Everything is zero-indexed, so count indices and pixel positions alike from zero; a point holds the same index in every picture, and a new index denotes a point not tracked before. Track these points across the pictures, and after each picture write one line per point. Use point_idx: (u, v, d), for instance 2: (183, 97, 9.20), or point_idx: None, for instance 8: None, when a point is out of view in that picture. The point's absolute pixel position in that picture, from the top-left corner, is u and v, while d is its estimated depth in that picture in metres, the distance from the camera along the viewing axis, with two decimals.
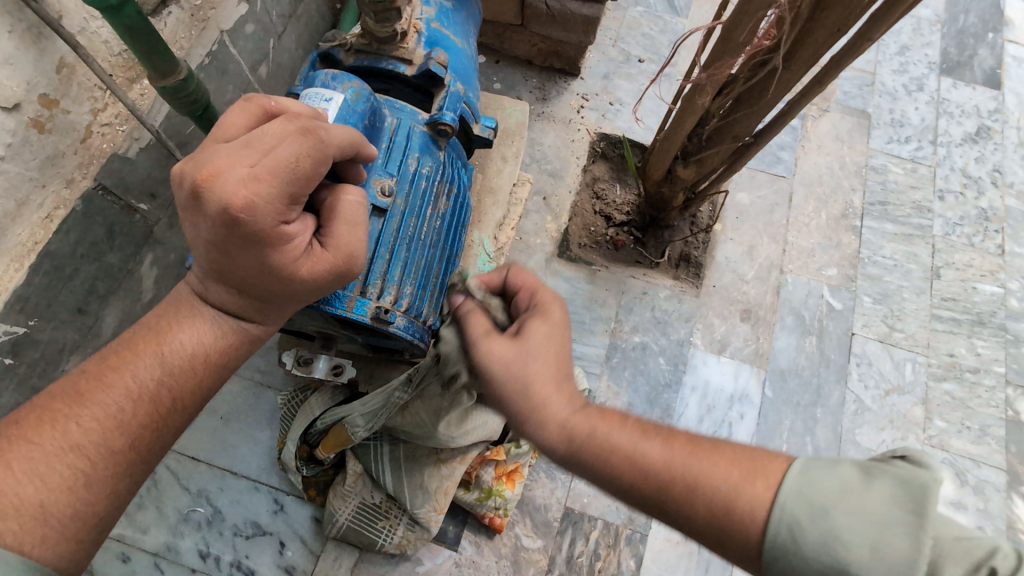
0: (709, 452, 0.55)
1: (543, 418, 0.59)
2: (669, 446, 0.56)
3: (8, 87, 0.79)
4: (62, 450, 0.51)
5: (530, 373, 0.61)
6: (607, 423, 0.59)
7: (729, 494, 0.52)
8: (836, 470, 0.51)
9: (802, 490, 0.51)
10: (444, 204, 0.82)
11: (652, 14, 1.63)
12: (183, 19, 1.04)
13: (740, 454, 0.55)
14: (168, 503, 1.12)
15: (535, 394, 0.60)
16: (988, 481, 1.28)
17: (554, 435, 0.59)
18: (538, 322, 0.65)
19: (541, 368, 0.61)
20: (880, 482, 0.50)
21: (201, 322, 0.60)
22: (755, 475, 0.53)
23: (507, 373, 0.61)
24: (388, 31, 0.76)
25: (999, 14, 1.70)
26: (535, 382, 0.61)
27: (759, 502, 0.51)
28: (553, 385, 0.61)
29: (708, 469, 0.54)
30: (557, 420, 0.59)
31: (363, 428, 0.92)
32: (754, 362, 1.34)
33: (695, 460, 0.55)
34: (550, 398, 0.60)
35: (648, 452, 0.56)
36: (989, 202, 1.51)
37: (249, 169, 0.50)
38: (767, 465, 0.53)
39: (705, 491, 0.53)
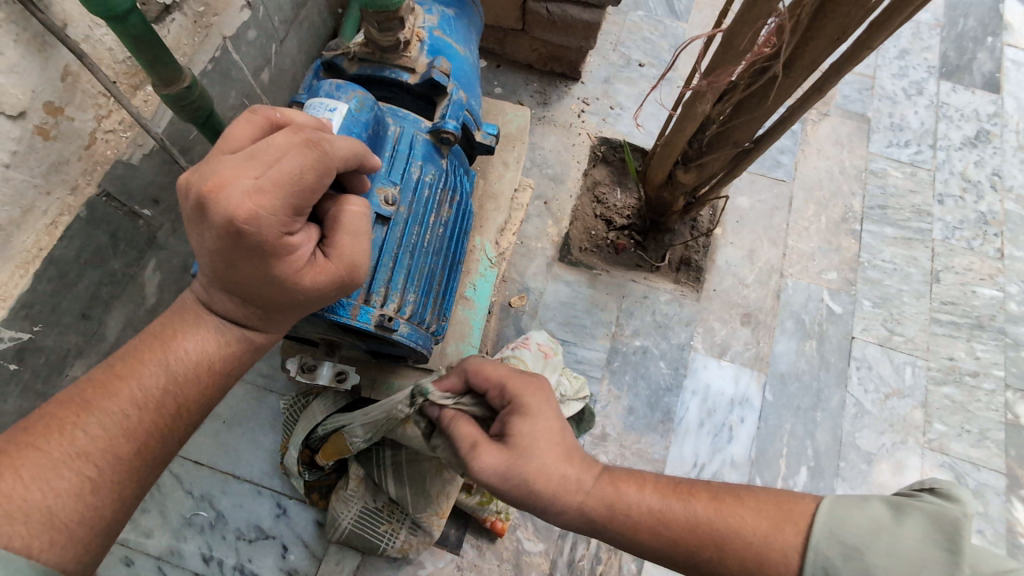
0: (732, 506, 0.60)
1: (564, 504, 0.65)
2: (689, 508, 0.62)
3: (13, 96, 0.80)
4: (69, 457, 0.52)
5: (541, 463, 0.66)
6: (625, 492, 0.65)
7: (760, 547, 0.57)
8: (866, 508, 0.56)
9: (833, 531, 0.56)
10: (446, 212, 0.83)
11: (652, 19, 1.64)
12: (186, 25, 1.04)
13: (760, 504, 0.60)
14: (171, 507, 1.13)
15: (552, 481, 0.65)
16: (988, 485, 1.28)
17: (579, 516, 0.65)
18: (520, 419, 0.69)
19: (552, 451, 0.67)
20: (912, 519, 0.54)
21: (206, 330, 0.60)
22: (782, 521, 0.58)
23: (514, 476, 0.66)
24: (391, 40, 0.77)
25: (999, 18, 1.71)
26: (546, 473, 0.65)
27: (791, 547, 0.57)
28: (570, 470, 0.66)
29: (732, 525, 0.59)
30: (579, 504, 0.65)
31: (362, 438, 0.93)
32: (754, 366, 1.34)
33: (719, 517, 0.60)
34: (572, 484, 0.65)
35: (669, 518, 0.62)
36: (989, 206, 1.52)
37: (254, 181, 0.51)
38: (794, 511, 0.59)
39: (734, 547, 0.58)
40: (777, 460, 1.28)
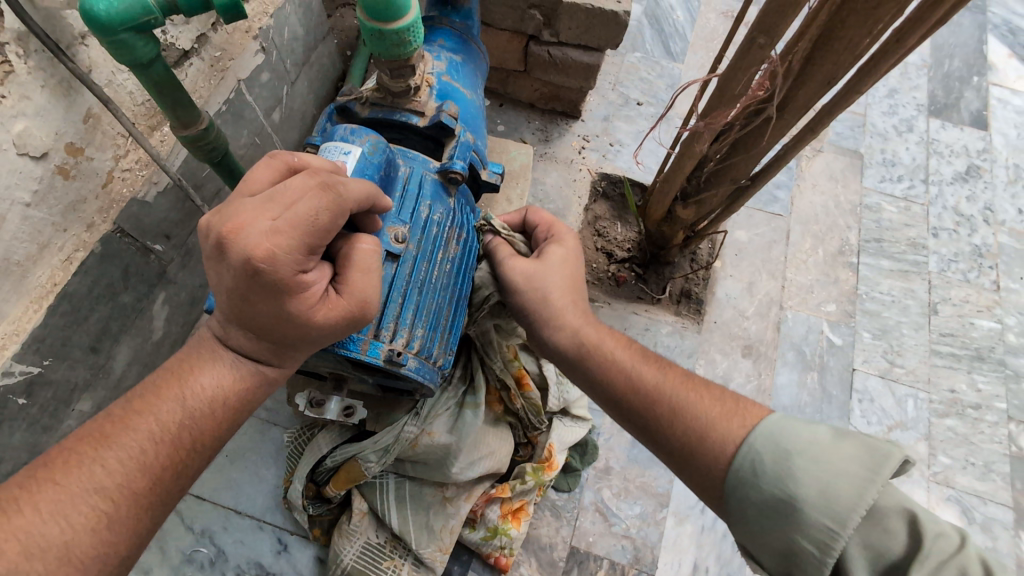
0: (698, 391, 0.69)
1: (562, 324, 0.80)
2: (662, 373, 0.72)
3: (37, 138, 0.83)
4: (86, 492, 0.53)
5: (552, 286, 0.81)
6: (613, 341, 0.77)
7: (705, 424, 0.65)
8: (812, 428, 0.60)
9: (773, 435, 0.60)
10: (455, 248, 0.85)
11: (650, 60, 1.70)
12: (203, 70, 1.08)
13: (726, 399, 0.67)
14: (171, 543, 1.11)
15: (555, 304, 0.80)
16: (996, 519, 1.27)
17: (568, 338, 0.79)
18: (557, 248, 0.85)
19: (561, 287, 0.82)
20: (849, 443, 0.57)
21: (222, 365, 0.61)
22: (733, 415, 0.65)
23: (528, 284, 0.82)
24: (402, 86, 0.81)
25: (984, 59, 1.77)
26: (552, 294, 0.81)
27: (730, 435, 0.63)
28: (568, 300, 0.81)
29: (692, 400, 0.68)
30: (572, 330, 0.79)
31: (376, 464, 0.97)
32: (757, 399, 1.35)
33: (684, 392, 0.69)
34: (565, 312, 0.80)
35: (645, 374, 0.72)
36: (983, 239, 1.55)
37: (271, 222, 0.52)
38: (745, 412, 0.65)
39: (684, 414, 0.67)
40: None
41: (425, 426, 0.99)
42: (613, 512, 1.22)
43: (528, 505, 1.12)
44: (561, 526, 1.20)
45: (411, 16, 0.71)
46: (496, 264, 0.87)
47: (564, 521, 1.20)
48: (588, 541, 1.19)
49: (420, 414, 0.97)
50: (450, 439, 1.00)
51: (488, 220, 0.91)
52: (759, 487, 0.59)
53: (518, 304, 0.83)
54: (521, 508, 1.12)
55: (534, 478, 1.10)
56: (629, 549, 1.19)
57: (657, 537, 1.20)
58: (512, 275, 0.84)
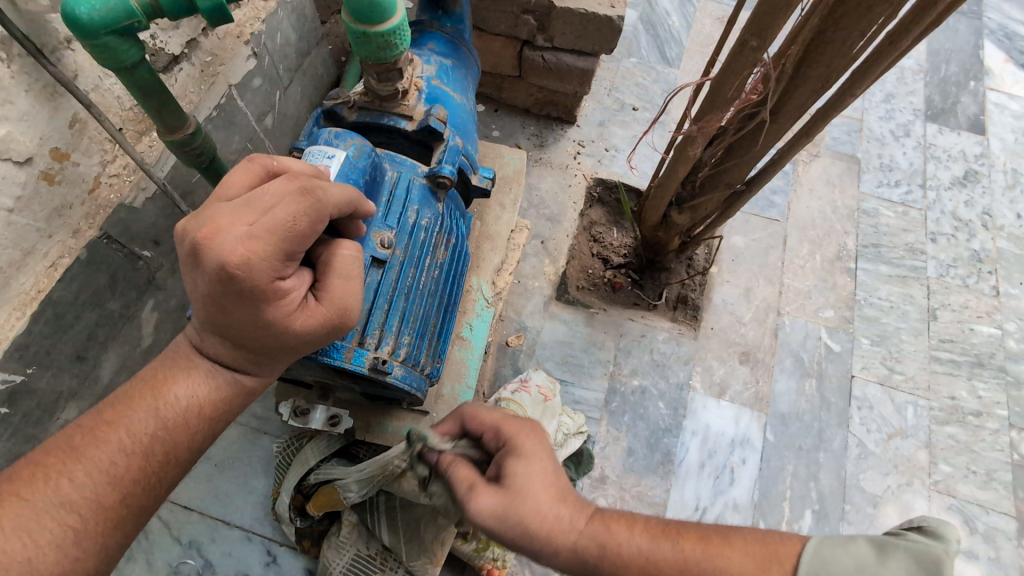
0: (719, 547, 0.57)
1: (557, 545, 0.61)
2: (677, 545, 0.58)
3: (21, 142, 0.81)
4: (52, 506, 0.51)
5: (536, 497, 0.63)
6: (616, 530, 0.61)
7: None
8: (851, 548, 0.53)
9: (822, 573, 0.53)
10: (442, 254, 0.84)
11: (645, 65, 1.70)
12: (193, 74, 1.07)
13: (747, 543, 0.57)
14: (159, 555, 1.09)
15: (540, 528, 0.61)
16: (998, 529, 1.25)
17: (569, 557, 0.61)
18: (517, 459, 0.66)
19: (546, 493, 0.63)
20: (895, 561, 0.52)
21: (198, 375, 0.59)
22: (768, 564, 0.55)
23: (506, 521, 0.62)
24: (390, 89, 0.81)
25: (980, 63, 1.77)
26: (536, 515, 0.62)
27: None
28: (555, 513, 0.62)
29: (721, 566, 0.56)
30: (569, 546, 0.61)
31: (356, 493, 0.94)
32: (755, 406, 1.33)
33: (706, 556, 0.57)
34: (556, 526, 0.62)
35: (661, 555, 0.58)
36: (982, 244, 1.53)
37: (247, 228, 0.51)
38: (778, 552, 0.55)
39: None
40: (780, 502, 1.25)
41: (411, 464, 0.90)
42: None
43: None
44: None
45: (397, 18, 0.71)
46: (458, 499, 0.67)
47: None
48: None
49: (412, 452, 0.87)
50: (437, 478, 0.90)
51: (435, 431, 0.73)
52: None
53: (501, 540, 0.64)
54: None
55: None
56: None
57: None
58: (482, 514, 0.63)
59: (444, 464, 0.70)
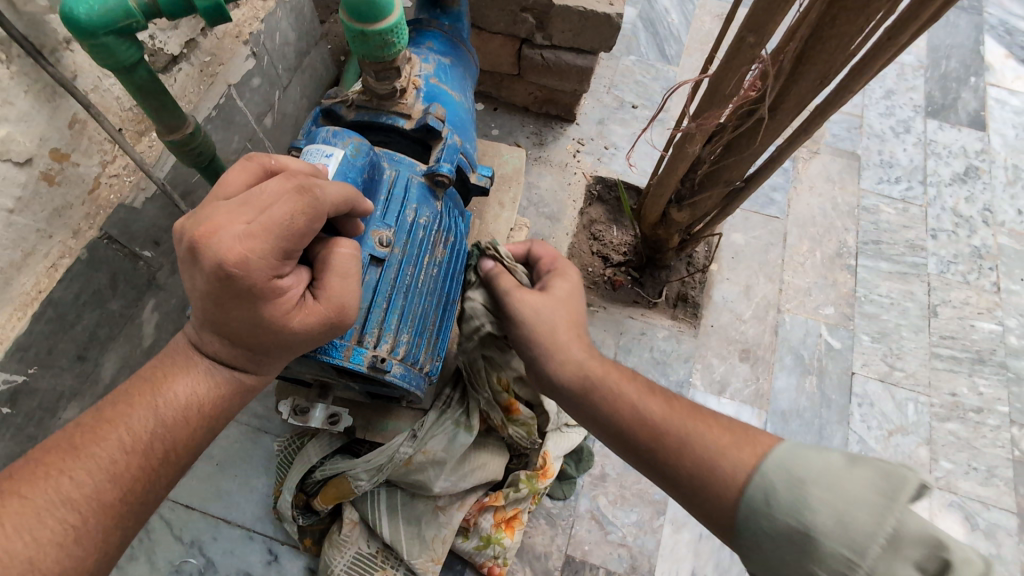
0: (705, 420, 0.64)
1: (565, 357, 0.73)
2: (670, 406, 0.67)
3: (21, 143, 0.81)
4: (53, 505, 0.51)
5: (558, 321, 0.76)
6: (620, 375, 0.71)
7: (715, 453, 0.61)
8: (823, 453, 0.55)
9: (784, 464, 0.56)
10: (441, 252, 0.84)
11: (644, 63, 1.70)
12: (192, 74, 1.07)
13: (733, 426, 0.63)
14: (161, 554, 1.10)
15: (558, 338, 0.74)
16: (999, 525, 1.25)
17: (571, 370, 0.72)
18: (560, 280, 0.81)
19: (565, 321, 0.76)
20: (863, 468, 0.53)
21: (197, 372, 0.59)
22: (744, 444, 0.61)
23: (537, 320, 0.76)
24: (388, 88, 0.81)
25: (980, 59, 1.76)
26: (560, 329, 0.75)
27: (742, 464, 0.59)
28: (575, 337, 0.74)
29: (701, 430, 0.63)
30: (576, 361, 0.72)
31: (366, 482, 0.95)
32: (755, 403, 1.33)
33: (693, 420, 0.64)
34: (571, 346, 0.73)
35: (651, 406, 0.67)
36: (982, 240, 1.53)
37: (245, 226, 0.51)
38: (757, 440, 0.61)
39: (694, 446, 0.62)
40: None
41: (420, 446, 0.95)
42: (608, 520, 1.20)
43: (522, 513, 1.10)
44: (556, 534, 1.18)
45: (394, 17, 0.71)
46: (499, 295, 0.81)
47: (559, 529, 1.18)
48: (583, 550, 1.17)
49: (417, 436, 0.94)
50: (446, 454, 0.97)
51: (494, 247, 0.87)
52: (772, 517, 0.55)
53: (520, 334, 0.77)
54: (515, 516, 1.09)
55: (529, 486, 1.06)
56: (625, 557, 1.17)
57: (654, 546, 1.18)
58: (518, 304, 0.78)
59: (491, 272, 0.84)
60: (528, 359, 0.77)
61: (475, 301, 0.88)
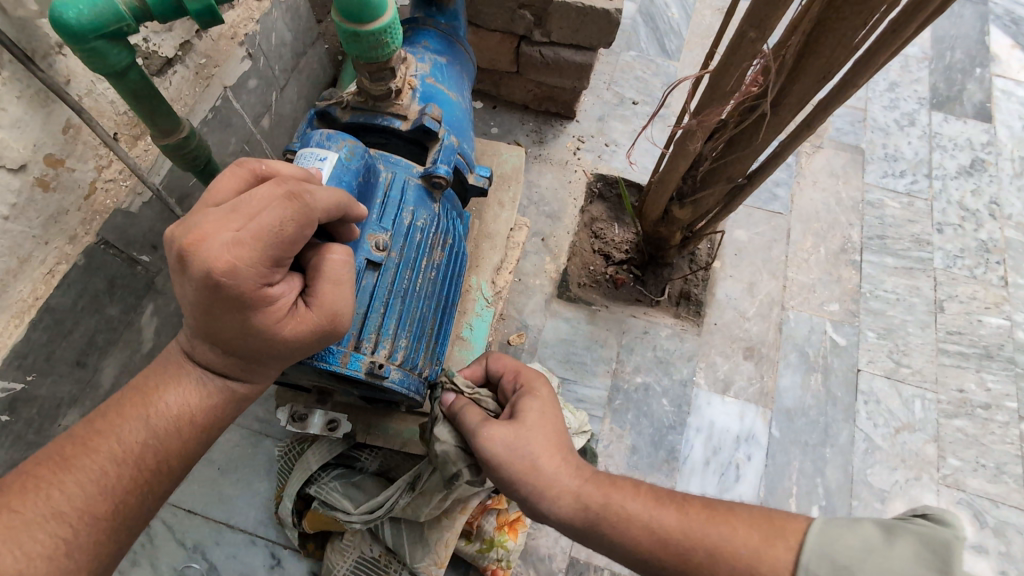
0: (724, 518, 0.59)
1: (556, 488, 0.66)
2: (682, 513, 0.61)
3: (14, 149, 0.80)
4: (43, 518, 0.51)
5: (537, 450, 0.67)
6: (620, 493, 0.64)
7: (752, 560, 0.56)
8: (857, 529, 0.55)
9: (824, 552, 0.54)
10: (439, 255, 0.83)
11: (644, 58, 1.68)
12: (188, 77, 1.06)
13: (754, 518, 0.59)
14: (164, 559, 1.09)
15: (543, 471, 0.66)
16: (1009, 523, 1.23)
17: (569, 504, 0.65)
18: (532, 400, 0.73)
19: (546, 444, 0.68)
20: (903, 541, 0.53)
21: (188, 383, 0.58)
22: (774, 537, 0.57)
23: (514, 454, 0.67)
24: (383, 89, 0.80)
25: (986, 50, 1.74)
26: (542, 456, 0.67)
27: (782, 564, 0.55)
28: (559, 458, 0.67)
29: (725, 537, 0.58)
30: (569, 491, 0.65)
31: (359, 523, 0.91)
32: (759, 402, 1.31)
33: (712, 525, 0.59)
34: (559, 472, 0.66)
35: (663, 520, 0.61)
36: (989, 234, 1.51)
37: (233, 234, 0.50)
38: (785, 527, 0.57)
39: (725, 557, 0.57)
40: (787, 498, 1.23)
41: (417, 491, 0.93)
42: None
43: (525, 515, 1.09)
44: (560, 536, 1.17)
45: (387, 17, 0.70)
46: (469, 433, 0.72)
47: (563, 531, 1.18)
48: (588, 551, 1.16)
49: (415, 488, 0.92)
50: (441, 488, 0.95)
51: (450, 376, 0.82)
52: None
53: (501, 474, 0.68)
54: (517, 518, 1.09)
55: None
56: None
57: None
58: (491, 446, 0.69)
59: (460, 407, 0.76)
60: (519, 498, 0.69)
61: (445, 442, 0.77)
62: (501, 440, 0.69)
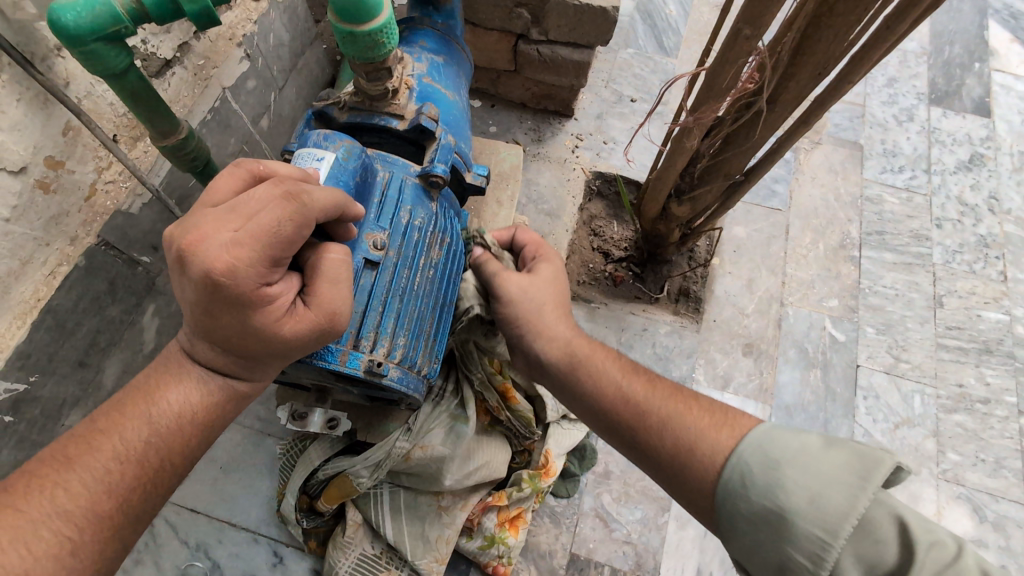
0: (688, 402, 0.68)
1: (549, 336, 0.77)
2: (651, 387, 0.71)
3: (14, 152, 0.81)
4: (48, 516, 0.51)
5: (543, 300, 0.80)
6: (603, 354, 0.75)
7: (696, 436, 0.64)
8: (800, 435, 0.59)
9: (760, 445, 0.60)
10: (437, 253, 0.83)
11: (643, 55, 1.68)
12: (186, 78, 1.06)
13: (714, 409, 0.66)
14: (166, 557, 1.10)
15: (543, 319, 0.78)
16: (1009, 517, 1.23)
17: (558, 350, 0.76)
18: (546, 264, 0.86)
19: (551, 300, 0.81)
20: (838, 450, 0.57)
21: (190, 381, 0.59)
22: (724, 426, 0.64)
23: (523, 296, 0.80)
24: (380, 89, 0.80)
25: (984, 44, 1.73)
26: (545, 307, 0.80)
27: (721, 448, 0.62)
28: (557, 316, 0.79)
29: (682, 411, 0.66)
30: (561, 341, 0.77)
31: (368, 478, 0.94)
32: (759, 398, 1.32)
33: (674, 403, 0.68)
34: (555, 326, 0.78)
35: (633, 387, 0.71)
36: (988, 229, 1.51)
37: (232, 234, 0.51)
38: (736, 423, 0.64)
39: (674, 427, 0.65)
40: None
41: (417, 440, 0.96)
42: (613, 518, 1.19)
43: (526, 513, 1.10)
44: (560, 533, 1.18)
45: (383, 17, 0.70)
46: (487, 276, 0.85)
47: (564, 527, 1.18)
48: (588, 548, 1.17)
49: (412, 430, 0.94)
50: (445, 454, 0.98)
51: (480, 234, 0.93)
52: (748, 497, 0.58)
53: (506, 314, 0.81)
54: (518, 516, 1.09)
55: (531, 485, 1.07)
56: (630, 555, 1.16)
57: (659, 543, 1.17)
58: (505, 288, 0.82)
59: (479, 258, 0.88)
60: (515, 340, 0.81)
61: (467, 280, 0.92)
62: (515, 285, 0.82)
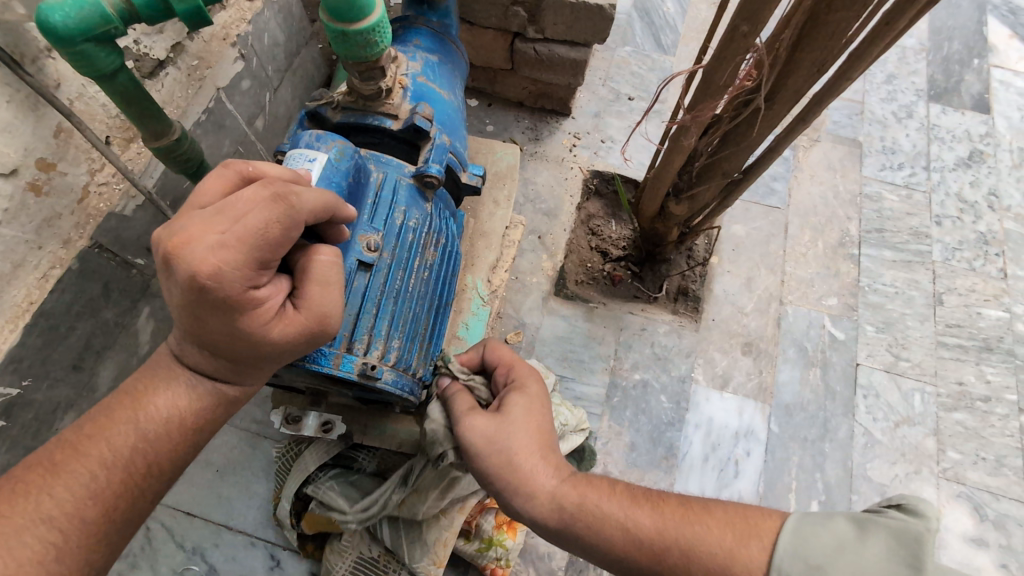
0: (700, 517, 0.61)
1: (534, 488, 0.68)
2: (658, 513, 0.63)
3: (5, 154, 0.80)
4: (32, 522, 0.51)
5: (515, 445, 0.70)
6: (596, 491, 0.67)
7: (725, 559, 0.57)
8: (830, 525, 0.56)
9: (797, 551, 0.55)
10: (431, 254, 0.83)
11: (640, 53, 1.67)
12: (180, 79, 1.06)
13: (731, 517, 0.60)
14: (163, 561, 1.10)
15: (522, 469, 0.69)
16: (1009, 515, 1.23)
17: (546, 505, 0.67)
18: (518, 398, 0.75)
19: (526, 440, 0.71)
20: (876, 536, 0.54)
21: (178, 386, 0.58)
22: (748, 536, 0.58)
23: (493, 447, 0.70)
24: (373, 89, 0.79)
25: (983, 40, 1.73)
26: (520, 454, 0.69)
27: (756, 562, 0.56)
28: (538, 458, 0.70)
29: (698, 533, 0.59)
30: (547, 491, 0.68)
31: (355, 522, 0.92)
32: (758, 397, 1.31)
33: (687, 523, 0.61)
34: (538, 471, 0.69)
35: (639, 519, 0.63)
36: (988, 226, 1.50)
37: (219, 237, 0.50)
38: (760, 527, 0.58)
39: (698, 556, 0.58)
40: (786, 494, 1.23)
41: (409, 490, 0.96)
42: None
43: None
44: None
45: (375, 15, 0.69)
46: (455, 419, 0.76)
47: None
48: None
49: (407, 484, 0.94)
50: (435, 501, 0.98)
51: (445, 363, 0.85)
52: None
53: (482, 470, 0.71)
54: (516, 517, 1.09)
55: None
56: None
57: None
58: (469, 436, 0.72)
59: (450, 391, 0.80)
60: (500, 496, 0.71)
61: (435, 421, 0.79)
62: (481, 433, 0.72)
